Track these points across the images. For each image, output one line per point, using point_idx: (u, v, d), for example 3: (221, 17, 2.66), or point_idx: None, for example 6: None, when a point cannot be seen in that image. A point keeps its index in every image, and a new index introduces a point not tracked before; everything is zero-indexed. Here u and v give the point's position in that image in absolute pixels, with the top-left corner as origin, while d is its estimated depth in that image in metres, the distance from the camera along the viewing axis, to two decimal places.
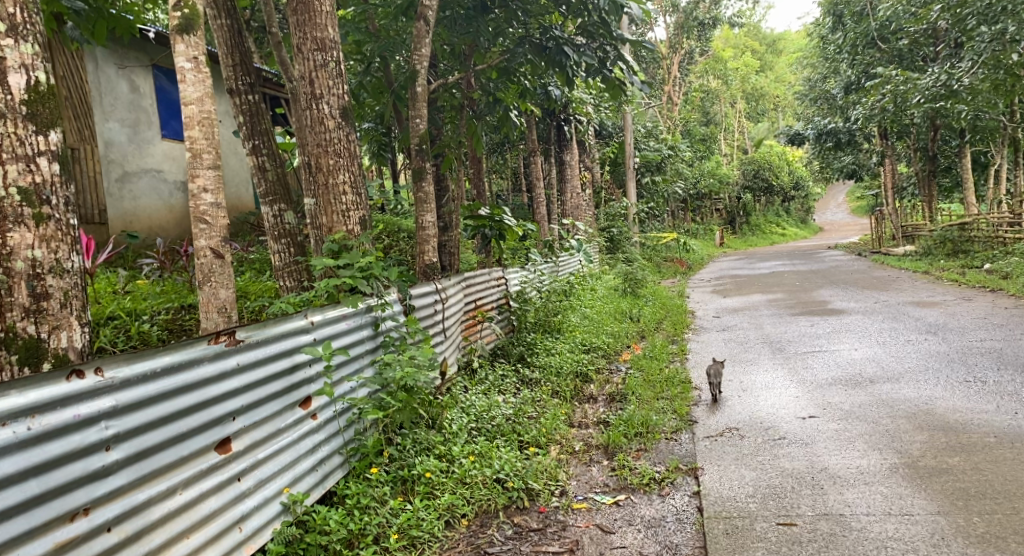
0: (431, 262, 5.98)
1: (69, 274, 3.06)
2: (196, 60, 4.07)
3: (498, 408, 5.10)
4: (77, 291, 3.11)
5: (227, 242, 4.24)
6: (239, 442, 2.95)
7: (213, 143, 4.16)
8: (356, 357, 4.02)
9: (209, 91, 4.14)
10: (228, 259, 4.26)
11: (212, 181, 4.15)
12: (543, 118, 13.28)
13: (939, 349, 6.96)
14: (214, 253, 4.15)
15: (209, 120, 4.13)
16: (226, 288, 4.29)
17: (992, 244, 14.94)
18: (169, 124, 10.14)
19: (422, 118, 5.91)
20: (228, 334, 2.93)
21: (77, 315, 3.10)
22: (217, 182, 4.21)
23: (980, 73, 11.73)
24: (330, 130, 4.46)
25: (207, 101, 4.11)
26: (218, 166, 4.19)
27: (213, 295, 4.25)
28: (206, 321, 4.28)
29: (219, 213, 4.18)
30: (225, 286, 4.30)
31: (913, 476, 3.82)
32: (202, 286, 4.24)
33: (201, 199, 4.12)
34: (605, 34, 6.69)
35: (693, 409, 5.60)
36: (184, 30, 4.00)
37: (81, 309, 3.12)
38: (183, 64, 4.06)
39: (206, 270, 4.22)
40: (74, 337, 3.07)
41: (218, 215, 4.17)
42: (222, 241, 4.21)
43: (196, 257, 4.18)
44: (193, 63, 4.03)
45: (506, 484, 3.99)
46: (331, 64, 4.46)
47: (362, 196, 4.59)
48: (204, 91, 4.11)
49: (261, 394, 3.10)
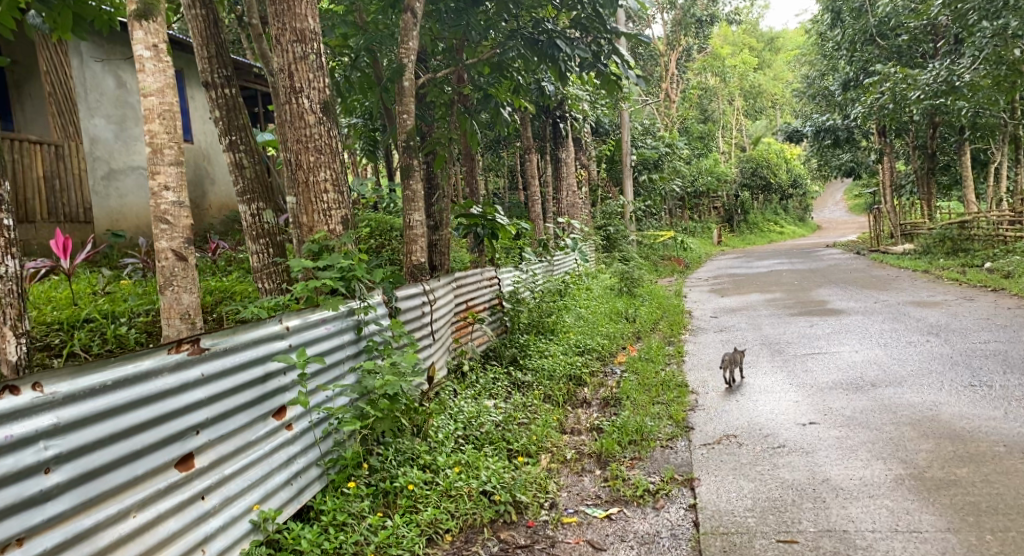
0: (419, 263, 5.79)
1: (4, 279, 3.23)
2: (154, 47, 3.85)
3: (487, 414, 4.93)
4: (12, 299, 3.29)
5: (191, 243, 4.02)
6: (202, 458, 2.76)
7: (175, 137, 3.95)
8: (336, 363, 3.82)
9: (171, 82, 3.94)
10: (191, 261, 4.05)
11: (175, 179, 3.93)
12: (538, 115, 13.08)
13: (941, 351, 6.79)
14: (176, 255, 3.94)
15: (171, 113, 3.93)
16: (189, 292, 4.06)
17: (993, 243, 14.79)
18: None
19: (409, 113, 5.70)
20: (191, 342, 2.75)
21: (12, 324, 3.29)
22: (181, 179, 4.00)
23: (981, 69, 11.57)
24: (310, 126, 4.26)
25: (168, 92, 3.92)
26: (180, 162, 3.99)
27: (176, 300, 4.02)
28: (168, 328, 4.04)
29: (182, 212, 3.97)
30: (188, 291, 4.06)
31: (919, 489, 3.64)
32: (164, 291, 4.01)
33: (163, 197, 3.90)
34: (598, 28, 6.60)
35: (690, 414, 5.43)
36: (143, 16, 3.81)
37: (17, 318, 3.32)
38: (142, 53, 3.87)
39: (167, 274, 4.01)
40: (9, 349, 3.30)
41: (181, 214, 3.95)
42: (185, 242, 4.00)
43: (156, 259, 3.97)
44: (153, 51, 3.85)
45: (493, 497, 3.80)
46: (312, 56, 4.27)
47: (344, 194, 4.39)
48: (165, 82, 3.92)
49: (228, 406, 2.91)
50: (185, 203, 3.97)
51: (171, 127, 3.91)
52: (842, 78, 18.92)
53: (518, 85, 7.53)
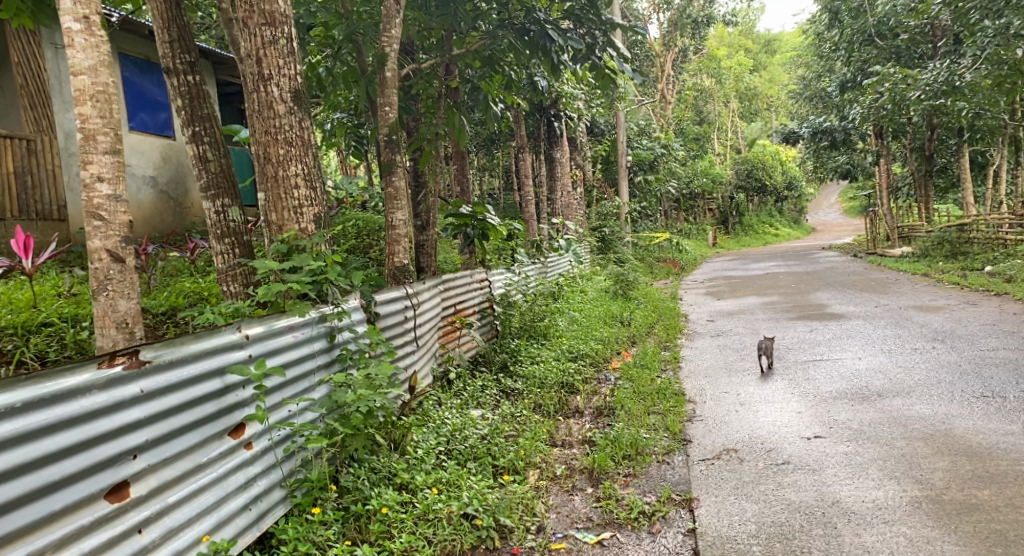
0: (402, 265, 5.44)
1: None
2: (86, 20, 3.44)
3: (472, 427, 4.63)
4: None
5: (128, 243, 3.61)
6: (139, 486, 2.45)
7: (112, 123, 3.54)
8: (303, 375, 3.50)
9: (105, 60, 3.52)
10: (129, 262, 3.63)
11: (112, 169, 3.52)
12: (532, 113, 12.75)
13: (949, 358, 6.51)
14: (111, 256, 3.53)
15: (107, 95, 3.52)
16: (127, 298, 3.64)
17: (992, 246, 14.55)
18: (137, 116, 9.55)
19: (392, 105, 5.37)
20: (128, 354, 2.44)
21: None
22: (119, 170, 3.58)
23: (982, 69, 11.31)
24: (280, 116, 3.95)
25: (102, 71, 3.50)
26: (119, 150, 3.57)
27: (111, 307, 3.59)
28: (102, 339, 3.61)
29: (119, 207, 3.56)
30: (125, 297, 3.64)
31: (938, 514, 3.37)
32: (97, 297, 3.58)
33: (96, 190, 3.49)
34: (593, 19, 6.31)
35: (687, 426, 5.14)
36: None
37: None
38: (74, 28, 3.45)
39: (101, 276, 3.57)
40: None
41: (118, 210, 3.54)
42: (123, 241, 3.58)
43: (88, 260, 3.54)
44: (83, 24, 3.44)
45: (474, 521, 3.51)
46: (282, 41, 3.95)
47: (317, 190, 4.09)
48: (99, 59, 3.50)
49: (173, 426, 2.60)
50: (124, 198, 3.57)
51: (105, 109, 3.49)
52: (839, 79, 18.69)
53: (510, 79, 7.22)
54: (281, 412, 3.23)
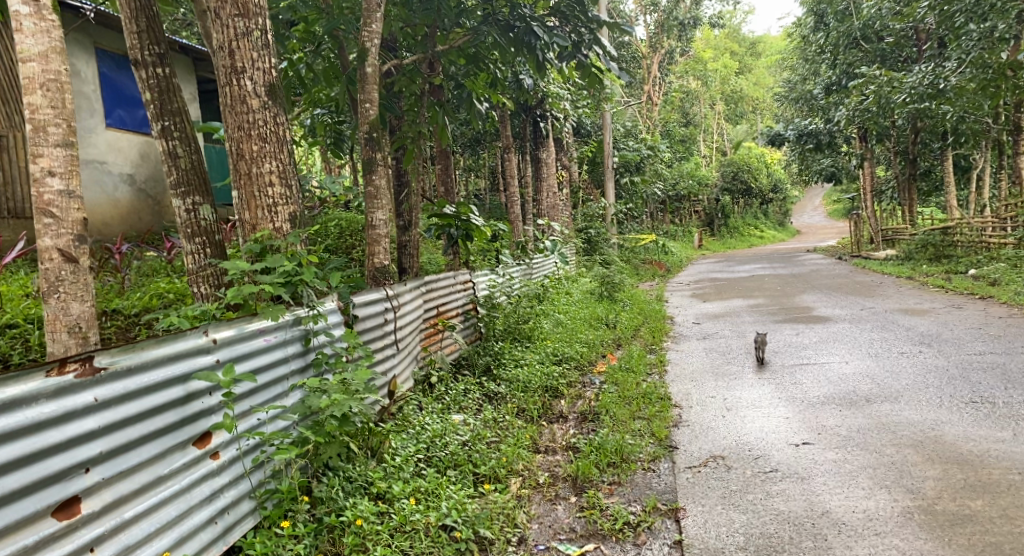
0: (381, 266, 5.30)
1: None
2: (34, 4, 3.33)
3: (453, 434, 4.50)
4: None
5: (80, 241, 3.49)
6: (92, 501, 2.30)
7: (65, 113, 3.44)
8: (276, 381, 3.35)
9: (57, 46, 3.41)
10: (83, 263, 3.52)
11: (63, 163, 3.41)
12: (518, 112, 12.61)
13: (936, 362, 6.46)
14: (62, 256, 3.41)
15: (59, 84, 3.42)
16: (80, 301, 3.52)
17: (975, 249, 14.59)
18: (114, 112, 9.30)
19: (372, 102, 5.23)
20: (80, 361, 2.29)
21: None
22: (72, 164, 3.46)
23: (967, 73, 11.32)
24: (254, 111, 3.80)
25: (52, 58, 3.39)
26: (71, 143, 3.46)
27: (63, 310, 3.48)
28: (54, 343, 3.51)
29: (71, 203, 3.44)
30: (77, 300, 3.52)
31: (931, 526, 3.30)
32: (49, 299, 3.47)
33: (47, 185, 3.37)
34: (580, 16, 6.22)
35: (673, 431, 5.04)
36: None
37: None
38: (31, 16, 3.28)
39: (53, 278, 3.46)
40: None
41: (70, 205, 3.43)
42: (75, 240, 3.47)
43: (39, 259, 3.42)
44: (31, 8, 3.32)
45: (453, 533, 3.38)
46: (256, 33, 3.80)
47: (292, 188, 3.94)
48: (49, 45, 3.39)
49: (129, 437, 2.45)
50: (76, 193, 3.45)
51: (59, 98, 3.40)
52: (825, 82, 18.71)
53: (495, 78, 7.10)
54: (250, 420, 3.08)
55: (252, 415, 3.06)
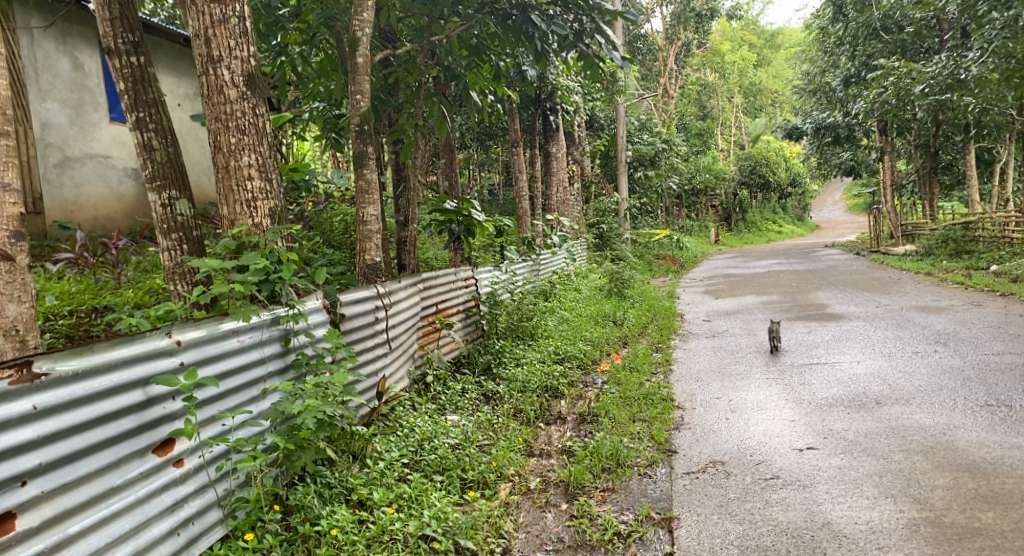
0: (374, 262, 5.14)
1: None
2: None
3: (443, 436, 4.36)
4: None
5: (13, 238, 3.39)
6: (29, 516, 2.19)
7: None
8: (250, 384, 3.22)
9: None
10: (19, 261, 3.44)
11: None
12: (527, 106, 12.41)
13: (952, 362, 6.21)
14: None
15: None
16: (16, 302, 3.45)
17: (998, 244, 14.20)
18: (118, 107, 9.21)
19: (364, 93, 5.06)
20: (15, 366, 2.19)
21: None
22: (8, 155, 3.43)
23: (990, 63, 10.89)
24: (231, 101, 3.66)
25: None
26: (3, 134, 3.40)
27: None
28: None
29: (7, 197, 3.39)
30: (14, 301, 3.45)
31: (939, 541, 3.11)
32: None
33: None
34: (581, 4, 6.01)
35: (673, 434, 4.87)
36: None
37: None
38: None
39: None
40: None
41: (4, 200, 3.38)
42: (9, 237, 3.39)
43: None
44: None
45: (433, 543, 3.24)
46: (234, 20, 3.67)
47: (273, 182, 3.80)
48: None
49: (74, 448, 2.34)
50: (13, 187, 3.41)
51: None
52: (843, 74, 18.34)
53: (497, 69, 6.92)
54: (215, 427, 2.94)
55: (217, 421, 2.93)
